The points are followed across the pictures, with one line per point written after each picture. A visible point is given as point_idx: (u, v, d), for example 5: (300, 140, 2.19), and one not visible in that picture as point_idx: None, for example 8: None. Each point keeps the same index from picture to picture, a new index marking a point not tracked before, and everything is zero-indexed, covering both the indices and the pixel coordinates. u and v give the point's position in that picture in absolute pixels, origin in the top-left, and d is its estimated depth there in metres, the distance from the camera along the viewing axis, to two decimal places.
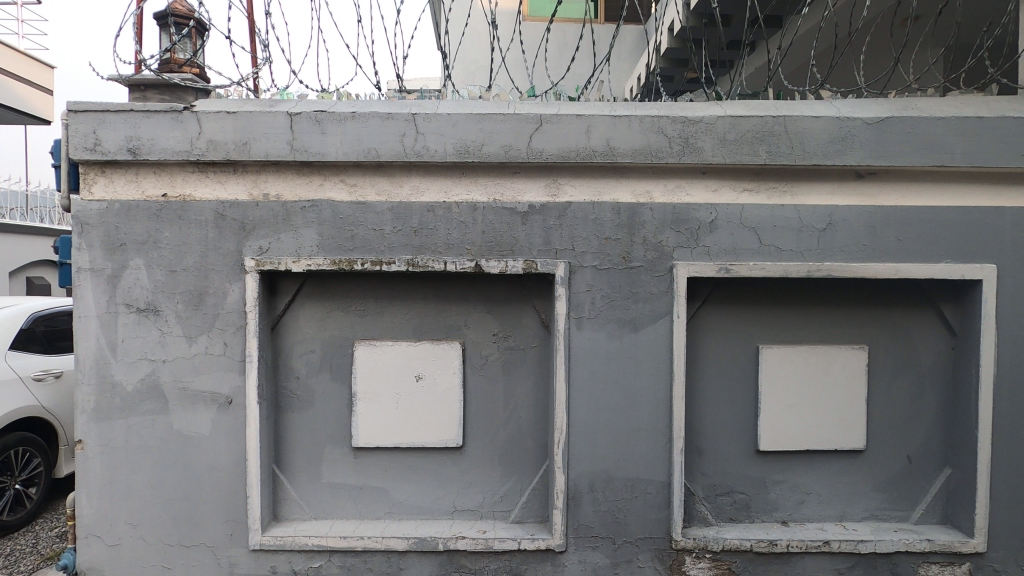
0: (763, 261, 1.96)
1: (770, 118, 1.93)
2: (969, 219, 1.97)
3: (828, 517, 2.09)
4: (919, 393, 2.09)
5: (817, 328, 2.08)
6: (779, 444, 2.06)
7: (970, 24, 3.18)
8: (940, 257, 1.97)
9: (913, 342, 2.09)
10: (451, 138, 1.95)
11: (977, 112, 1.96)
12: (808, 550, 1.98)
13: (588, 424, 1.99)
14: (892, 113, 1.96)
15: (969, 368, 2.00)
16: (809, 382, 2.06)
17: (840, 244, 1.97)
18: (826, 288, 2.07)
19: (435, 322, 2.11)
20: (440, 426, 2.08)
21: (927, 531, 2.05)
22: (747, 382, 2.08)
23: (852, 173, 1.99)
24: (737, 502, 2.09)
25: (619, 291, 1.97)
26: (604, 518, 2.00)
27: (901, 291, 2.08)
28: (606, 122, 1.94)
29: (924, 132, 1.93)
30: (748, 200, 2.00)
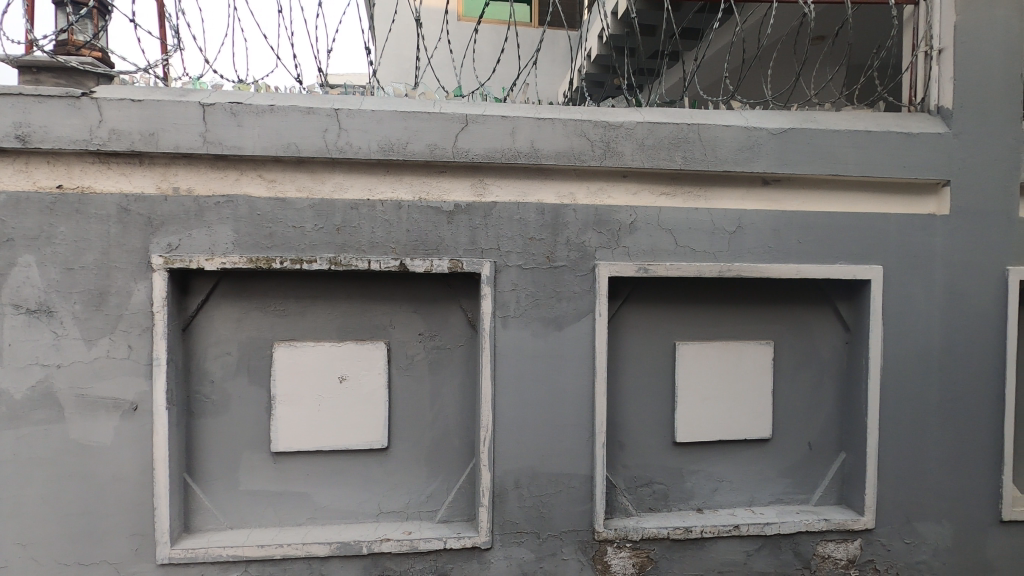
0: (679, 262, 2.06)
1: (685, 126, 2.04)
2: (862, 224, 2.14)
3: (738, 503, 2.23)
4: (819, 385, 2.27)
5: (728, 326, 2.21)
6: (694, 435, 2.17)
7: (862, 46, 3.51)
8: (836, 258, 2.13)
9: (813, 337, 2.26)
10: (375, 135, 1.92)
11: (867, 126, 2.14)
12: (720, 535, 2.09)
13: (514, 421, 2.01)
14: (794, 124, 2.11)
15: (861, 361, 2.18)
16: (721, 376, 2.18)
17: (749, 246, 2.09)
18: (736, 288, 2.20)
19: (359, 322, 2.07)
20: (364, 427, 2.05)
21: (825, 512, 2.21)
22: (664, 377, 2.18)
23: (759, 179, 2.13)
24: (656, 492, 2.19)
25: (543, 290, 2.01)
26: (530, 513, 2.03)
27: (801, 290, 2.24)
28: (531, 124, 1.98)
29: (820, 143, 2.09)
30: (665, 204, 2.10)
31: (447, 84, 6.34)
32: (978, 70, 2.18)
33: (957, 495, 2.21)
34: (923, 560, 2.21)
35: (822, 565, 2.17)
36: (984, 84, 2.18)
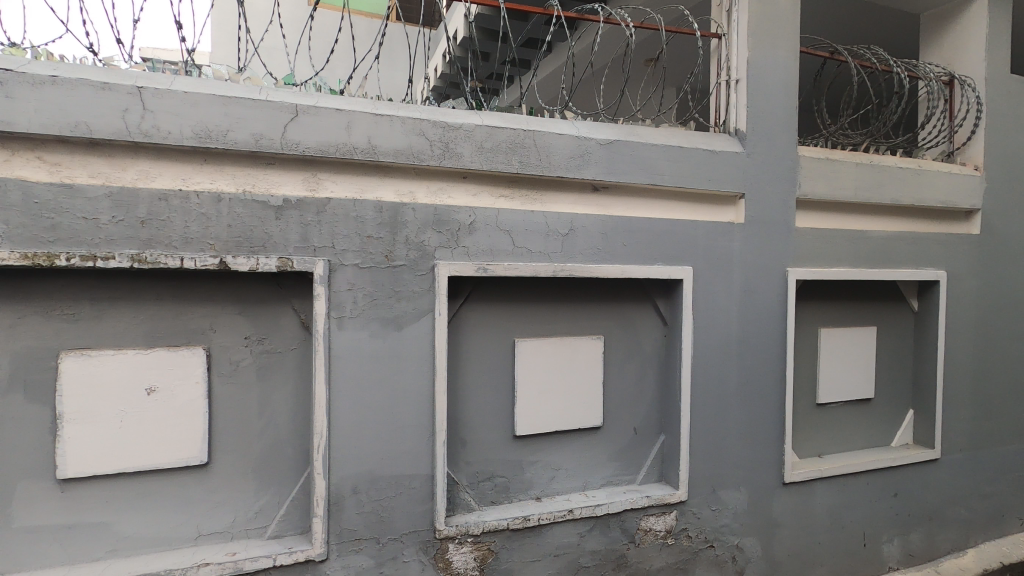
0: (517, 262, 2.14)
1: (521, 131, 2.12)
2: (677, 229, 2.39)
3: (573, 488, 2.38)
4: (642, 374, 2.49)
5: (563, 323, 2.35)
6: (532, 428, 2.27)
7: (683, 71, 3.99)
8: (656, 259, 2.36)
9: (637, 331, 2.48)
10: (189, 120, 1.74)
11: (679, 142, 2.40)
12: (555, 520, 2.22)
13: (352, 425, 1.95)
14: (620, 137, 2.30)
15: (676, 351, 2.44)
16: (557, 370, 2.30)
17: (580, 248, 2.23)
18: (570, 286, 2.35)
19: (172, 326, 1.86)
20: (179, 443, 1.84)
21: (647, 489, 2.45)
22: (504, 373, 2.25)
23: (590, 186, 2.29)
24: (497, 485, 2.26)
25: (382, 290, 1.97)
26: (368, 519, 1.98)
27: (627, 289, 2.45)
28: (368, 119, 1.93)
29: (642, 155, 2.30)
30: (504, 205, 2.17)
31: (276, 71, 6.08)
32: (766, 100, 2.55)
33: (751, 465, 2.57)
34: (726, 523, 2.53)
35: (645, 537, 2.39)
36: (771, 113, 2.56)
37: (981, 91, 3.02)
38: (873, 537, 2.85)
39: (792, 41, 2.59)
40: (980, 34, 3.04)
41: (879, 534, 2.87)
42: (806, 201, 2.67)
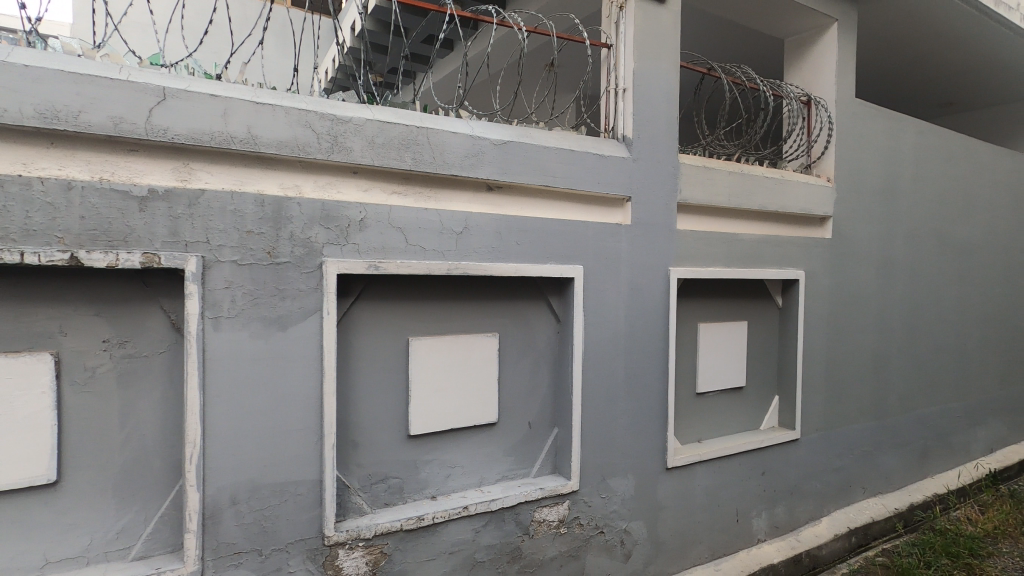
0: (410, 260, 2.12)
1: (414, 128, 2.10)
2: (568, 229, 2.48)
3: (469, 485, 2.39)
4: (536, 370, 2.57)
5: (458, 321, 2.35)
6: (427, 427, 2.26)
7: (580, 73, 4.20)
8: (548, 258, 2.43)
9: (531, 328, 2.54)
10: (31, 97, 1.55)
11: (571, 146, 2.50)
12: (450, 518, 2.22)
13: (230, 431, 1.83)
14: (514, 138, 2.34)
15: (568, 347, 2.54)
16: (452, 369, 2.31)
17: (474, 246, 2.25)
18: (465, 284, 2.36)
19: (10, 330, 1.64)
20: (20, 461, 1.64)
21: (542, 481, 2.52)
22: (398, 373, 2.22)
23: (484, 185, 2.31)
24: (391, 486, 2.22)
25: (264, 288, 1.87)
26: (249, 530, 1.87)
27: (521, 286, 2.50)
28: (247, 107, 1.82)
29: (534, 157, 2.37)
30: (396, 202, 2.14)
31: (142, 50, 5.54)
32: (650, 109, 2.72)
33: (638, 452, 2.72)
34: (614, 509, 2.67)
35: (539, 528, 2.46)
36: (654, 121, 2.73)
37: (832, 111, 3.42)
38: (744, 513, 3.13)
39: (673, 56, 2.77)
40: (831, 61, 3.43)
41: (750, 509, 3.16)
42: (686, 205, 2.88)
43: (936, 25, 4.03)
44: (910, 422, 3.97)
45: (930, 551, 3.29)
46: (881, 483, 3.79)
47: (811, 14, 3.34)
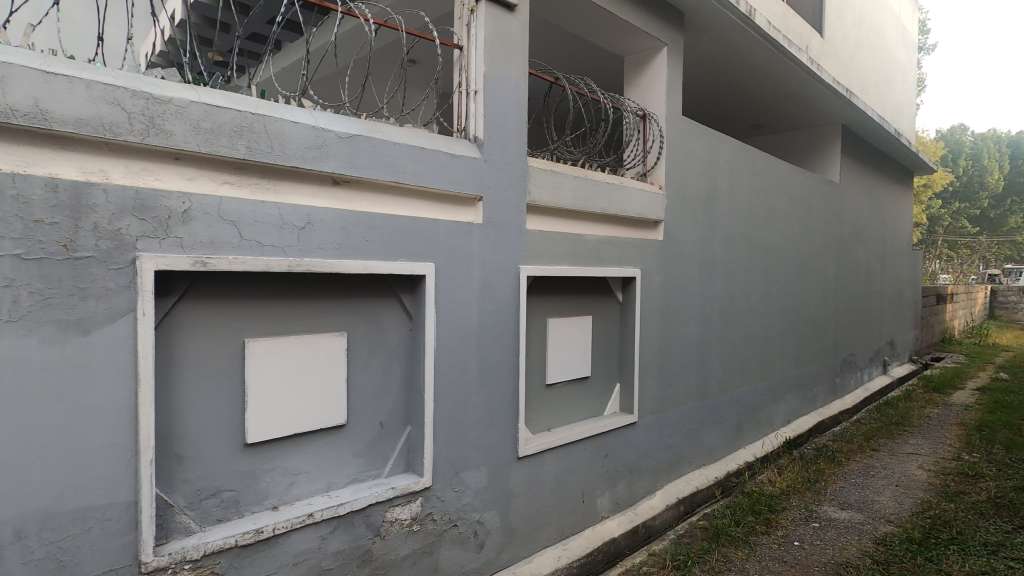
0: (244, 255, 1.98)
1: (248, 114, 1.97)
2: (419, 226, 2.49)
3: (315, 491, 2.29)
4: (387, 368, 2.53)
5: (302, 320, 2.25)
6: (266, 433, 2.13)
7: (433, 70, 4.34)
8: (398, 255, 2.41)
9: (382, 326, 2.51)
10: None
11: (422, 143, 2.50)
12: (293, 527, 2.11)
13: (14, 454, 1.56)
14: (361, 132, 2.29)
15: (420, 344, 2.55)
16: (295, 370, 2.20)
17: (318, 241, 2.17)
18: (309, 281, 2.26)
19: None
20: None
21: (394, 480, 2.49)
22: (232, 377, 2.06)
23: (329, 179, 2.23)
24: (225, 500, 2.06)
25: (59, 287, 1.63)
26: (42, 566, 1.62)
27: (371, 284, 2.46)
28: (32, 77, 1.56)
29: (383, 153, 2.33)
30: (228, 193, 1.98)
31: None
32: (501, 112, 2.81)
33: (490, 445, 2.81)
34: (467, 502, 2.72)
35: (391, 528, 2.44)
36: (504, 124, 2.82)
37: (662, 126, 3.81)
38: (589, 494, 3.37)
39: (522, 63, 2.90)
40: (662, 81, 3.83)
41: (594, 490, 3.41)
42: (535, 206, 3.03)
43: (745, 58, 4.68)
44: (727, 401, 4.56)
45: (739, 511, 3.82)
46: (704, 456, 4.31)
47: (645, 37, 3.69)
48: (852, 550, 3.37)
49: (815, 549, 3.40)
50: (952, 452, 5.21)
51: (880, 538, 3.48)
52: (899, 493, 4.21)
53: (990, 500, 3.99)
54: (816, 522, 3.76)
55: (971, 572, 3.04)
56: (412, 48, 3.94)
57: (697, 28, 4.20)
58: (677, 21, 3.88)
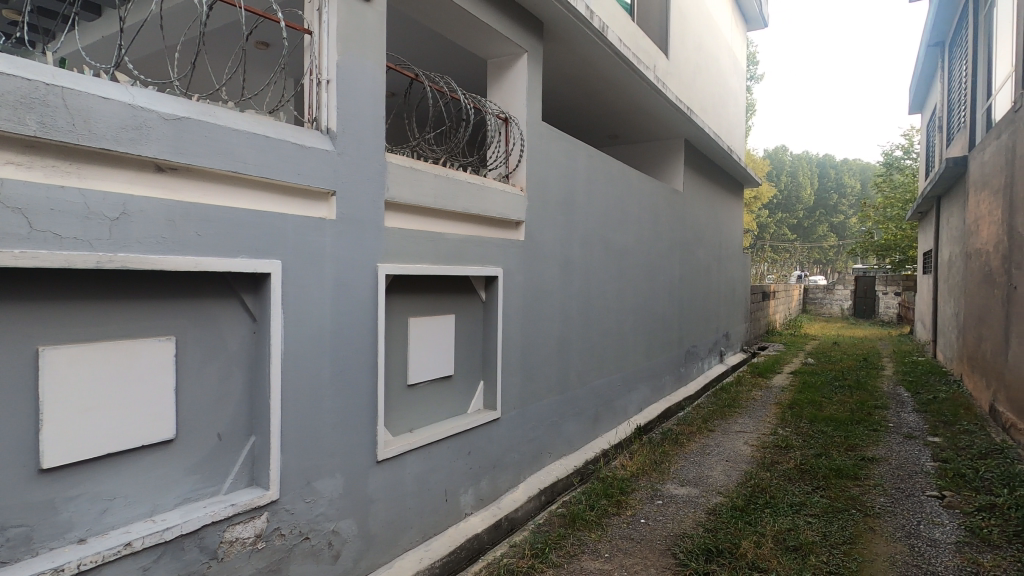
0: (36, 249, 1.69)
1: (41, 85, 1.69)
2: (263, 221, 2.31)
3: (135, 516, 2.03)
4: (226, 375, 2.32)
5: (116, 323, 1.97)
6: (68, 456, 1.84)
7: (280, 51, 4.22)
8: (238, 251, 2.22)
9: (220, 329, 2.29)
10: None
11: (265, 131, 2.32)
12: (104, 561, 1.85)
13: None
14: (190, 114, 2.07)
15: (264, 347, 2.37)
16: (107, 381, 1.93)
17: (136, 234, 1.92)
18: (127, 280, 2.00)
19: None
20: None
21: (234, 496, 2.29)
22: (21, 393, 1.75)
23: (151, 165, 1.99)
24: (11, 539, 1.74)
25: None
26: None
27: (206, 283, 2.24)
28: None
29: (218, 139, 2.13)
30: (14, 176, 1.68)
31: None
32: (356, 105, 2.71)
33: (345, 450, 2.69)
34: (320, 512, 2.58)
35: (230, 549, 2.23)
36: (360, 117, 2.73)
37: (523, 130, 3.93)
38: (452, 492, 3.37)
39: (379, 55, 2.82)
40: (522, 87, 3.95)
41: (457, 487, 3.42)
42: (394, 203, 2.97)
43: (600, 71, 5.01)
44: (585, 393, 4.84)
45: (593, 496, 4.06)
46: (564, 447, 4.53)
47: (506, 41, 3.79)
48: (688, 522, 3.75)
49: (658, 524, 3.72)
50: (770, 428, 6.02)
51: (711, 508, 3.92)
52: (728, 467, 4.78)
53: (797, 467, 4.67)
54: (659, 499, 4.13)
55: (779, 529, 3.52)
56: (268, 25, 3.77)
57: (556, 39, 4.41)
58: (537, 30, 4.02)
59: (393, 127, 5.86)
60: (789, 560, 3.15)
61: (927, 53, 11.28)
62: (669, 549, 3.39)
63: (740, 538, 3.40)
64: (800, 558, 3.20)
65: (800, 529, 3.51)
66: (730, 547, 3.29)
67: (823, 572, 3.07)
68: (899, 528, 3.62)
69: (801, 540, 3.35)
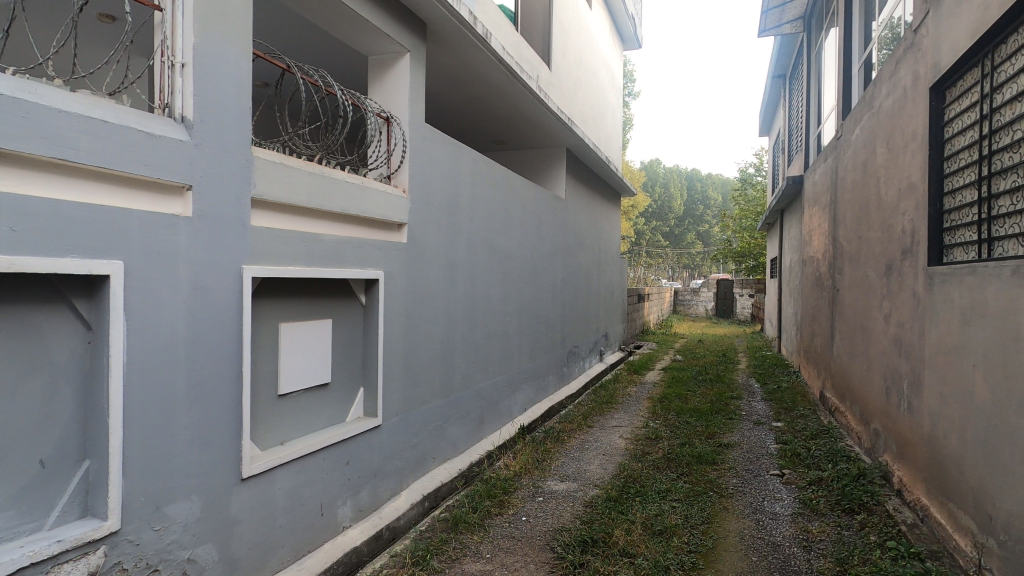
0: None
1: None
2: (100, 216, 2.04)
3: None
4: (53, 392, 2.02)
5: None
6: None
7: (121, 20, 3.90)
8: (68, 250, 1.95)
9: (44, 340, 1.99)
10: None
11: (104, 115, 2.06)
12: None
13: None
14: (3, 91, 1.79)
15: (102, 359, 2.09)
16: None
17: None
18: None
19: None
20: None
21: (62, 531, 1.99)
22: None
23: None
24: None
25: None
26: None
27: (25, 286, 1.93)
28: None
29: (42, 121, 1.86)
30: None
31: None
32: (218, 93, 2.50)
33: (204, 470, 2.46)
34: (172, 540, 2.33)
35: None
36: (221, 106, 2.52)
37: (405, 130, 3.87)
38: (329, 505, 3.20)
39: (244, 42, 2.62)
40: (404, 87, 3.88)
41: (335, 500, 3.26)
42: (262, 200, 2.77)
43: (484, 77, 5.08)
44: (469, 396, 4.86)
45: (476, 498, 4.09)
46: (448, 450, 4.50)
47: (386, 39, 3.70)
48: (567, 515, 3.91)
49: (538, 521, 3.84)
50: (642, 421, 6.46)
51: (588, 501, 4.10)
52: (605, 461, 5.04)
53: (665, 456, 5.05)
54: (540, 496, 4.26)
55: (648, 515, 3.78)
56: None
57: (440, 41, 4.40)
58: (419, 31, 3.98)
59: (261, 119, 5.53)
60: (656, 543, 3.39)
61: (772, 83, 12.83)
62: (548, 544, 3.50)
63: (613, 527, 3.60)
64: (665, 540, 3.46)
65: (666, 514, 3.80)
66: (604, 537, 3.47)
67: (684, 551, 3.35)
68: (747, 506, 4.05)
69: (666, 524, 3.62)
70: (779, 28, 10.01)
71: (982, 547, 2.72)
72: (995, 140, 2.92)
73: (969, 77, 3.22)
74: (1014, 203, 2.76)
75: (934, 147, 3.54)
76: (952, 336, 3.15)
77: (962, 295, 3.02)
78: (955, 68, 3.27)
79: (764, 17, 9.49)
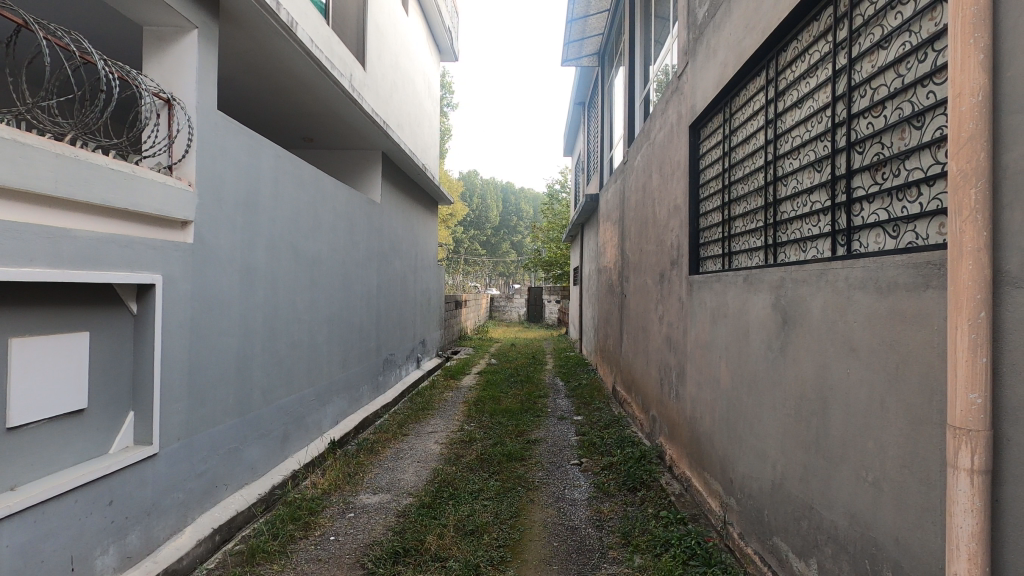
0: None
1: None
2: None
3: None
4: None
5: None
6: None
7: None
8: None
9: None
10: None
11: None
12: None
13: None
14: None
15: None
16: None
17: None
18: None
19: None
20: None
21: None
22: None
23: None
24: None
25: None
26: None
27: None
28: None
29: None
30: None
31: None
32: None
33: None
34: None
35: None
36: None
37: (191, 116, 3.40)
38: (84, 557, 2.64)
39: None
40: (190, 68, 3.42)
41: (92, 550, 2.70)
42: None
43: (290, 67, 4.73)
44: (270, 413, 4.44)
45: (278, 523, 3.75)
46: (245, 474, 4.04)
47: (168, 11, 3.24)
48: (379, 529, 3.79)
49: (347, 539, 3.66)
50: (457, 425, 6.58)
51: (401, 511, 4.03)
52: (419, 468, 5.03)
53: (478, 456, 5.23)
54: (350, 513, 4.08)
55: (460, 516, 3.85)
56: None
57: (237, 23, 3.98)
58: (210, 7, 3.56)
59: None
60: (467, 544, 3.47)
61: (574, 109, 14.24)
62: (358, 561, 3.35)
63: (426, 534, 3.60)
64: (476, 539, 3.57)
65: (477, 513, 3.92)
66: (416, 545, 3.45)
67: (493, 547, 3.48)
68: (551, 496, 4.37)
69: (477, 523, 3.73)
70: (579, 60, 11.12)
71: (726, 506, 3.33)
72: (733, 172, 3.61)
73: (715, 120, 3.94)
74: (745, 224, 3.43)
75: (692, 176, 4.25)
76: (705, 333, 3.80)
77: (711, 299, 3.66)
78: (706, 112, 3.97)
79: (566, 48, 10.45)
